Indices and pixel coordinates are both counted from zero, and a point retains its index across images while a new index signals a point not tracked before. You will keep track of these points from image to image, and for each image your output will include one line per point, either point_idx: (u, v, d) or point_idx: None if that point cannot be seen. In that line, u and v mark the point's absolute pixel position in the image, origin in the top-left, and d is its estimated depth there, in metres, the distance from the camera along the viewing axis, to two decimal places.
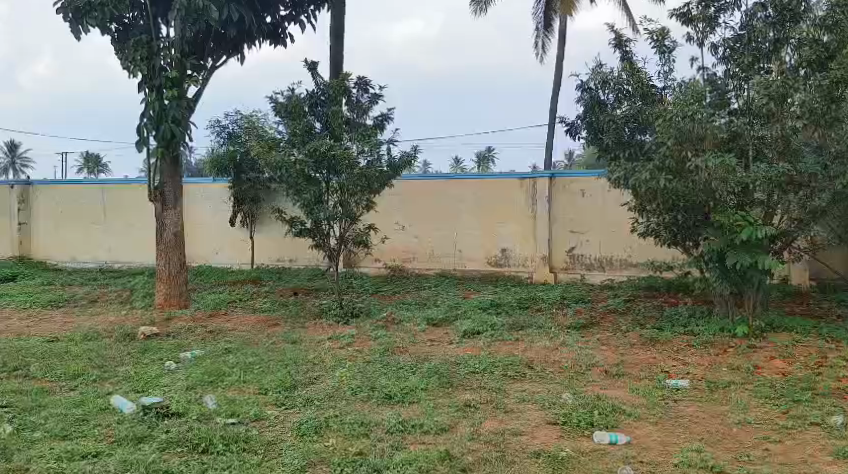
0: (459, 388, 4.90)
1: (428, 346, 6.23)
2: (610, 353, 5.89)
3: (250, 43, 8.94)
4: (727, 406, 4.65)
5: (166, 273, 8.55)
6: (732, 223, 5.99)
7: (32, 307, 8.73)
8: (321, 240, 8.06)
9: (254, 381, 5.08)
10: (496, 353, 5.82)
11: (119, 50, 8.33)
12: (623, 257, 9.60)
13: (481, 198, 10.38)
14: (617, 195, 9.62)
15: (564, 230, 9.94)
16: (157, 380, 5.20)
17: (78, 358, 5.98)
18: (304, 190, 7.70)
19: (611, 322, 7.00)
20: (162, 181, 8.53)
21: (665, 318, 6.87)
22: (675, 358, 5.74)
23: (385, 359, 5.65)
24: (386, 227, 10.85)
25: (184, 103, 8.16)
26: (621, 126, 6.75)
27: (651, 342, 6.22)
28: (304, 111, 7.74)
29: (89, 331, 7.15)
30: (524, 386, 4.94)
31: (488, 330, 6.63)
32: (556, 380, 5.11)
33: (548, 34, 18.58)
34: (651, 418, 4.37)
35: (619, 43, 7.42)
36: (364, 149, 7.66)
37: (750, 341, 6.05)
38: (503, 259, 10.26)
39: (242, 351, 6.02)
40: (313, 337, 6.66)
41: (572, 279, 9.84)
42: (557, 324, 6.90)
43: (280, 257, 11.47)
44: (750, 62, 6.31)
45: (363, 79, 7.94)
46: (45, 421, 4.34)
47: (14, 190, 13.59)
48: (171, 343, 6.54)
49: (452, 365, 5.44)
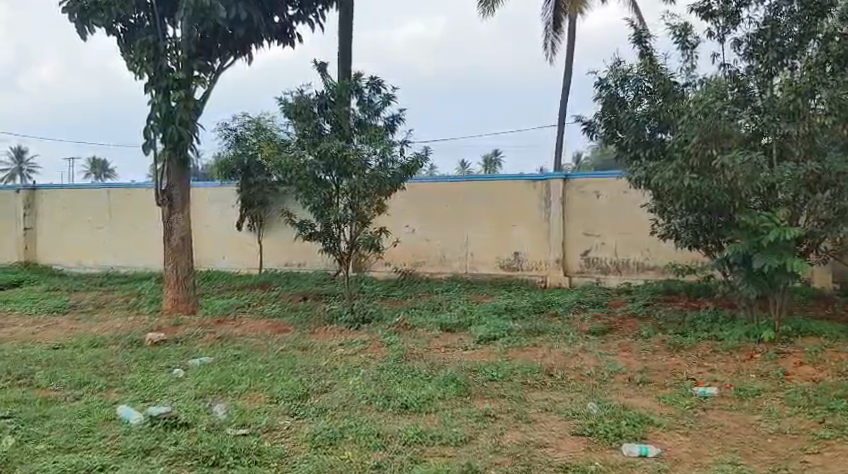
0: (478, 396, 4.70)
1: (442, 352, 6.05)
2: (632, 360, 5.69)
3: (258, 43, 8.75)
4: (759, 415, 4.44)
5: (173, 277, 8.40)
6: (758, 224, 5.79)
7: (37, 313, 8.59)
8: (331, 244, 7.91)
9: (265, 390, 4.90)
10: (514, 360, 5.63)
11: (126, 51, 8.17)
12: (639, 260, 9.37)
13: (493, 200, 10.18)
14: (635, 195, 9.41)
15: (578, 232, 9.74)
16: (164, 388, 5.03)
17: (84, 365, 5.83)
18: (313, 193, 7.53)
19: (631, 327, 6.80)
20: (169, 183, 8.36)
21: (686, 323, 6.66)
22: (701, 365, 5.53)
23: (399, 366, 5.46)
24: (395, 230, 10.71)
25: (190, 105, 7.97)
26: (641, 125, 6.60)
27: (674, 348, 6.02)
28: (313, 112, 7.52)
29: (95, 338, 6.99)
30: (547, 395, 4.75)
31: (504, 335, 6.42)
32: (578, 388, 4.91)
33: (557, 35, 18.43)
34: (682, 428, 4.16)
35: (637, 39, 7.21)
36: (376, 151, 7.49)
37: (777, 347, 5.84)
38: (516, 263, 10.06)
39: (251, 359, 5.86)
40: (324, 343, 6.49)
41: (586, 283, 9.66)
42: (574, 330, 6.70)
43: (288, 262, 11.30)
44: (774, 58, 6.19)
45: (376, 79, 7.72)
46: (49, 432, 4.18)
47: (18, 196, 13.49)
48: (178, 350, 6.37)
49: (469, 373, 5.25)
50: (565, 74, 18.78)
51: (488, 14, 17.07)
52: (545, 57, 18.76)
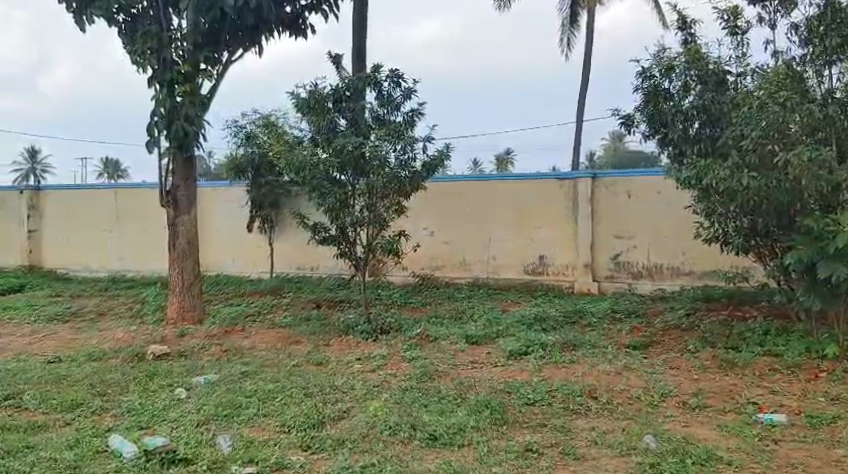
0: (516, 425, 4.13)
1: (469, 369, 5.50)
2: (683, 380, 5.11)
3: (269, 34, 8.24)
4: (843, 449, 3.86)
5: (179, 283, 7.89)
6: (822, 227, 5.13)
7: (36, 322, 8.12)
8: (346, 248, 7.37)
9: (275, 415, 4.36)
10: (551, 379, 5.07)
11: (129, 43, 7.69)
12: (674, 264, 8.78)
13: (517, 200, 9.61)
14: (673, 195, 8.80)
15: (608, 234, 9.16)
16: (163, 413, 4.51)
17: (78, 384, 5.33)
18: (326, 194, 6.99)
19: (675, 340, 6.20)
20: (175, 183, 7.87)
21: (736, 336, 6.07)
22: (762, 386, 4.94)
23: (424, 386, 4.92)
24: (413, 232, 10.16)
25: (196, 99, 7.43)
26: (688, 119, 6.04)
27: (728, 365, 5.43)
28: (328, 107, 6.98)
29: (94, 350, 6.49)
30: (593, 423, 4.19)
31: (537, 350, 5.86)
32: (628, 414, 4.35)
33: (574, 30, 17.82)
34: (757, 468, 3.59)
35: (681, 25, 6.64)
36: (395, 148, 6.94)
37: (843, 365, 5.23)
38: (541, 267, 9.49)
39: (261, 377, 5.34)
40: (340, 358, 5.97)
41: (618, 288, 9.06)
42: (613, 343, 6.13)
43: (301, 266, 10.80)
44: (839, 43, 5.56)
45: (395, 71, 7.14)
46: (30, 468, 3.67)
47: (22, 196, 13.09)
48: (182, 365, 5.86)
49: (503, 395, 4.69)
50: (583, 71, 18.19)
51: (504, 9, 16.50)
52: (561, 53, 18.16)
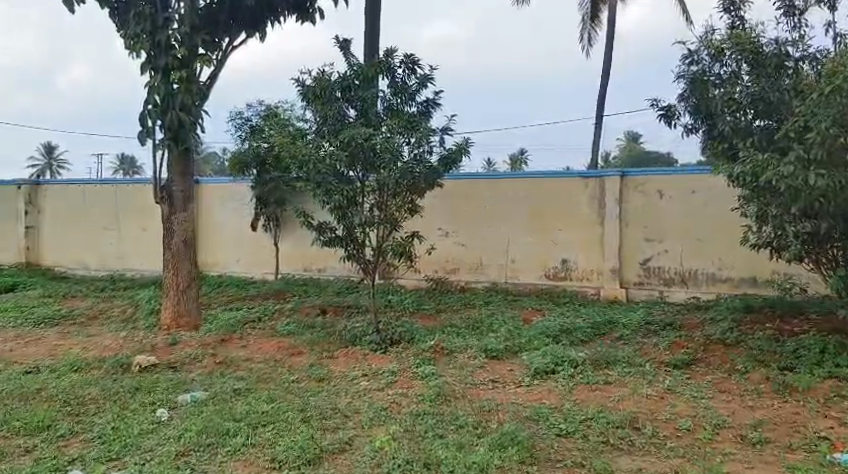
0: (547, 465, 3.50)
1: (488, 390, 4.88)
2: (736, 407, 4.44)
3: (275, 18, 7.66)
4: None
5: (174, 285, 7.30)
6: None
7: (24, 326, 7.57)
8: (355, 251, 6.74)
9: (266, 446, 3.76)
10: (584, 405, 4.43)
11: (120, 26, 7.09)
12: (710, 270, 8.10)
13: (539, 199, 8.95)
14: (710, 195, 8.09)
15: (638, 236, 8.49)
16: (138, 440, 3.92)
17: (51, 402, 4.76)
18: (333, 191, 6.36)
19: (721, 358, 5.52)
20: (172, 178, 7.29)
21: (791, 354, 5.38)
22: (830, 417, 4.26)
23: (439, 410, 4.30)
24: (428, 233, 9.54)
25: (194, 87, 6.83)
26: (740, 109, 5.37)
27: (784, 390, 4.75)
28: (336, 96, 6.37)
29: (76, 359, 5.91)
30: (638, 463, 3.56)
31: (565, 368, 5.21)
32: (679, 452, 3.70)
33: (595, 26, 17.08)
34: None
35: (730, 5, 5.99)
36: (411, 140, 6.30)
37: None
38: (564, 272, 8.84)
39: (255, 395, 4.75)
40: (343, 373, 5.35)
41: (648, 296, 8.40)
42: (650, 361, 5.47)
43: (307, 268, 10.22)
44: None
45: (410, 56, 6.52)
46: None
47: (19, 191, 12.57)
48: (169, 378, 5.28)
49: (530, 425, 4.05)
50: (603, 69, 17.48)
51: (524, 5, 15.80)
52: (583, 49, 17.45)
